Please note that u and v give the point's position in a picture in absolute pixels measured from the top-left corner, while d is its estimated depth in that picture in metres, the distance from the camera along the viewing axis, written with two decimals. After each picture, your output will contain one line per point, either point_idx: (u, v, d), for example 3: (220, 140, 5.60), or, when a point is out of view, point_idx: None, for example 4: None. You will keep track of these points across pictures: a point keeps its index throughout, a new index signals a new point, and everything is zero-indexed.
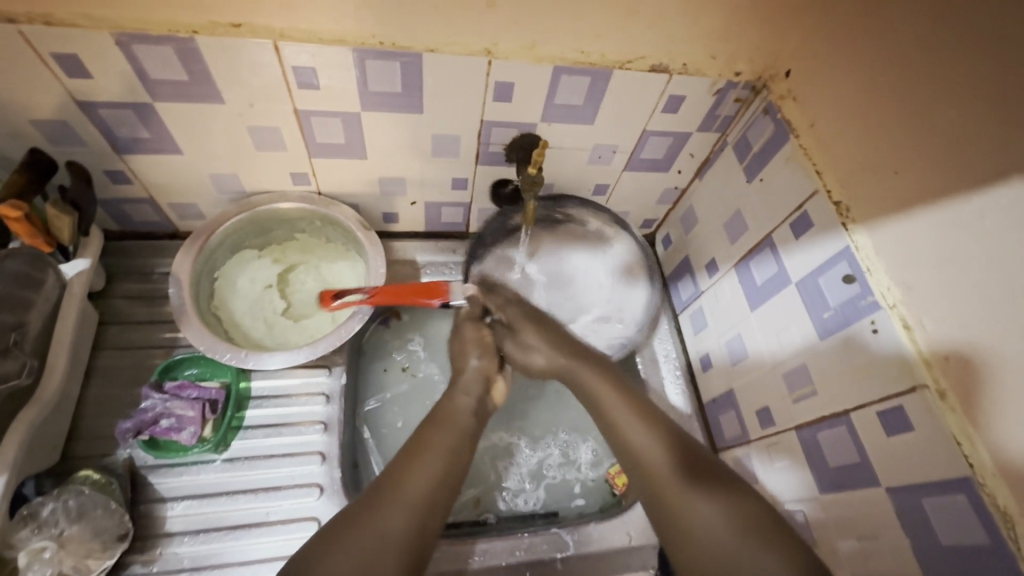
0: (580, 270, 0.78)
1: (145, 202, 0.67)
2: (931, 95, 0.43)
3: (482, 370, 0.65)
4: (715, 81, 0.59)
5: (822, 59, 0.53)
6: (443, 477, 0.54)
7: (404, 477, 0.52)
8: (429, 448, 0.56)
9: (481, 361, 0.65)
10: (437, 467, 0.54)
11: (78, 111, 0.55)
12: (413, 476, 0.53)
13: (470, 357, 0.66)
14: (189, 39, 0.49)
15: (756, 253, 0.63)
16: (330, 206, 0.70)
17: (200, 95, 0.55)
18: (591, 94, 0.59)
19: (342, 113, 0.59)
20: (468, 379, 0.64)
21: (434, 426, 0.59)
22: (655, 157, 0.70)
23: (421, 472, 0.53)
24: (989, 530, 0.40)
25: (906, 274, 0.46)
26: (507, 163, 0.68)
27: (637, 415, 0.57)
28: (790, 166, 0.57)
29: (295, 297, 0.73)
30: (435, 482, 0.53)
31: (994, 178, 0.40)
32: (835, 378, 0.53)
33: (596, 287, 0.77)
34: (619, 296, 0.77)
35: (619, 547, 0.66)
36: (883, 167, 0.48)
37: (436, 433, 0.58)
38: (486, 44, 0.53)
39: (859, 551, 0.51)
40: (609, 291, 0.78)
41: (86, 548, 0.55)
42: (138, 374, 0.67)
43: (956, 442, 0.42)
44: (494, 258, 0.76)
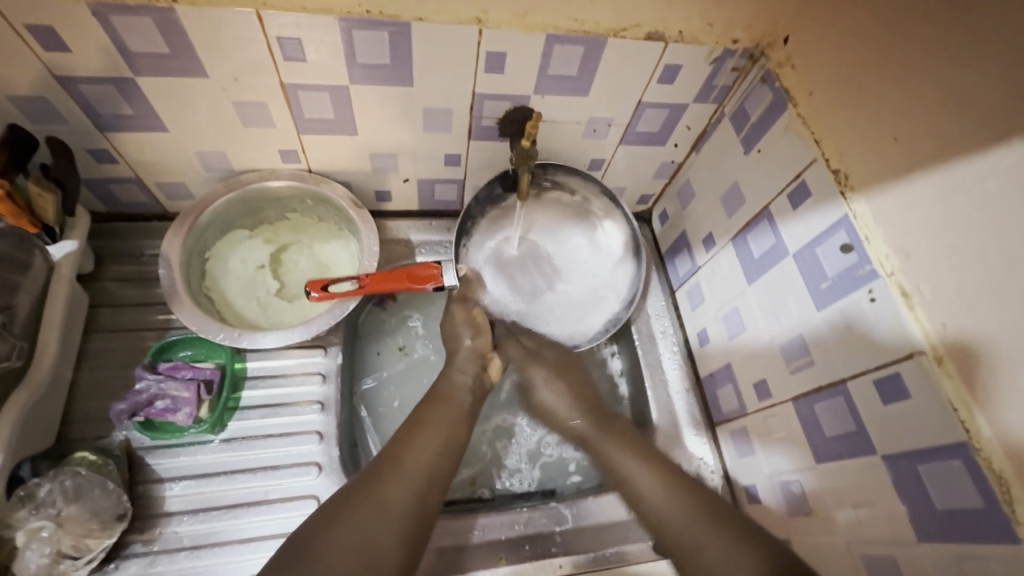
0: (565, 245, 0.77)
1: (132, 182, 0.66)
2: (931, 56, 0.42)
3: (476, 349, 0.66)
4: (711, 49, 0.58)
5: (820, 23, 0.52)
6: (440, 454, 0.56)
7: (402, 454, 0.54)
8: (428, 427, 0.58)
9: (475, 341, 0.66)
10: (435, 443, 0.57)
11: (58, 86, 0.53)
12: (412, 453, 0.55)
13: (462, 338, 0.66)
14: (168, 9, 0.47)
15: (753, 226, 0.63)
16: (321, 184, 0.69)
17: (183, 70, 0.53)
18: (585, 64, 0.58)
19: (330, 86, 0.57)
20: (464, 358, 0.65)
21: (437, 406, 0.61)
22: (651, 130, 0.69)
23: (421, 450, 0.55)
24: (985, 494, 0.40)
25: (904, 241, 0.45)
26: (501, 137, 0.67)
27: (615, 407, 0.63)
28: (788, 135, 0.56)
29: (288, 277, 0.72)
30: (432, 459, 0.55)
31: (994, 140, 0.39)
32: (833, 348, 0.53)
33: (581, 263, 0.77)
34: (603, 276, 0.77)
35: (617, 520, 0.66)
36: (882, 133, 0.47)
37: (434, 413, 0.60)
38: (476, 12, 0.51)
39: (854, 519, 0.51)
40: (596, 267, 0.77)
41: (85, 527, 0.55)
42: (131, 356, 0.67)
43: (952, 408, 0.42)
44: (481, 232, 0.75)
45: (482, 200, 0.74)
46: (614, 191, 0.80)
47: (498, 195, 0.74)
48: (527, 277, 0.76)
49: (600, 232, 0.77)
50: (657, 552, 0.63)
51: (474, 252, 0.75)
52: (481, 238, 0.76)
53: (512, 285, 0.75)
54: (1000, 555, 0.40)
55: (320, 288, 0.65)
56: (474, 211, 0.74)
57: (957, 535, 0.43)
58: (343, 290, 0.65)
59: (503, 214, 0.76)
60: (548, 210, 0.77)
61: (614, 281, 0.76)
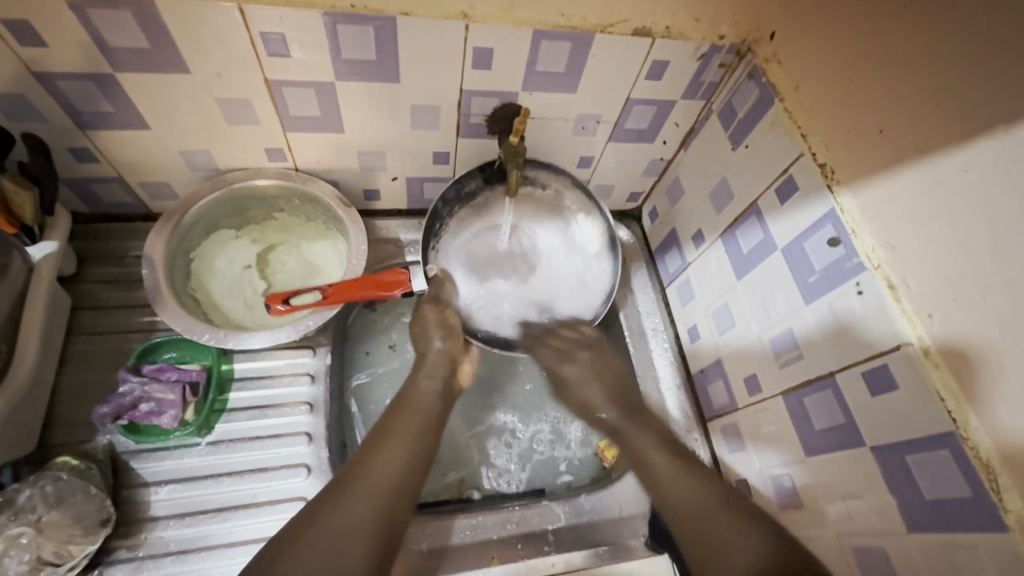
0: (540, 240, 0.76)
1: (114, 182, 0.65)
2: (915, 50, 0.43)
3: (448, 351, 0.65)
4: (699, 45, 0.58)
5: (806, 18, 0.52)
6: (410, 462, 0.54)
7: (367, 465, 0.52)
8: (391, 437, 0.55)
9: (444, 343, 0.65)
10: (401, 452, 0.54)
11: (35, 83, 0.52)
12: (376, 463, 0.52)
13: (433, 339, 0.66)
14: (148, 3, 0.47)
15: (741, 222, 0.63)
16: (308, 183, 0.68)
17: (164, 65, 0.52)
18: (572, 61, 0.58)
19: (315, 83, 0.56)
20: (433, 360, 0.64)
21: (405, 409, 0.59)
22: (640, 127, 0.69)
23: (384, 458, 0.53)
24: (972, 483, 0.41)
25: (890, 233, 0.46)
26: (489, 135, 0.66)
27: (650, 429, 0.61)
28: (775, 131, 0.56)
29: (275, 277, 0.71)
30: (403, 470, 0.53)
31: (976, 132, 0.39)
32: (822, 342, 0.53)
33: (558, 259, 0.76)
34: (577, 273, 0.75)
35: (610, 517, 0.66)
36: (867, 126, 0.47)
37: (399, 420, 0.57)
38: (461, 7, 0.51)
39: (845, 513, 0.52)
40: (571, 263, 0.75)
41: (66, 533, 0.54)
42: (115, 359, 0.66)
43: (939, 398, 0.42)
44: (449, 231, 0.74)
45: (458, 197, 0.72)
46: (603, 189, 0.80)
47: (475, 191, 0.73)
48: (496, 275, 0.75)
49: (577, 229, 0.76)
50: (651, 548, 0.64)
51: (448, 249, 0.74)
52: (456, 235, 0.75)
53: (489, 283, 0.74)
54: (988, 543, 0.40)
55: (281, 301, 0.64)
56: (450, 207, 0.73)
57: (945, 525, 0.43)
58: (303, 305, 0.64)
59: (480, 213, 0.75)
60: (525, 209, 0.76)
61: (596, 277, 0.75)
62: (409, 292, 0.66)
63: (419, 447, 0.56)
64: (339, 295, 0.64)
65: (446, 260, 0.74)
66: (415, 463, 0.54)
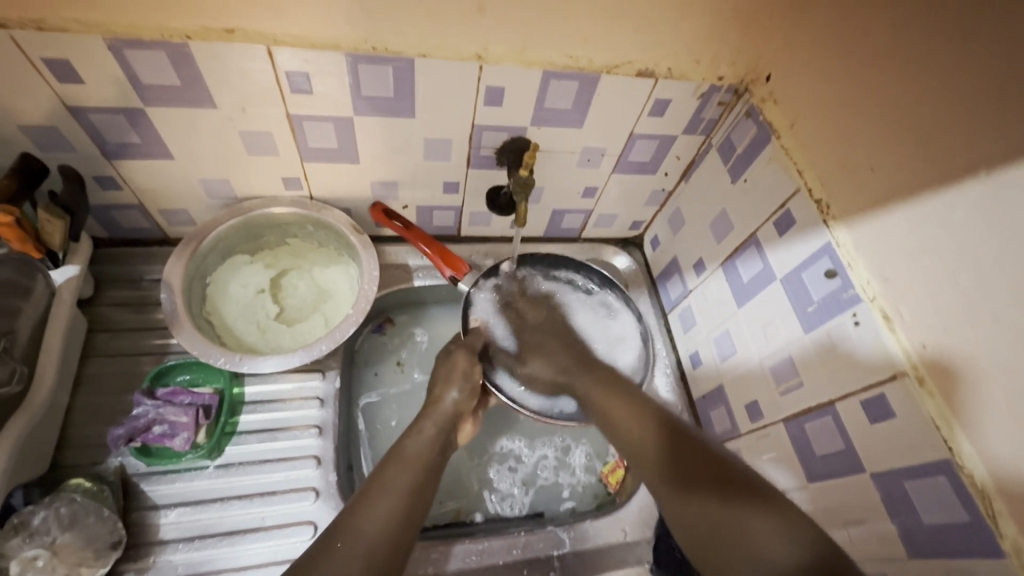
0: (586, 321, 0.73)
1: (135, 208, 0.67)
2: (901, 96, 0.46)
3: (456, 406, 0.63)
4: (699, 84, 0.61)
5: (799, 62, 0.55)
6: (402, 520, 0.49)
7: (357, 519, 0.48)
8: (387, 485, 0.52)
9: (461, 396, 0.64)
10: (393, 506, 0.50)
11: (68, 116, 0.55)
12: (365, 515, 0.48)
13: (451, 388, 0.64)
14: (182, 44, 0.49)
15: (741, 252, 0.65)
16: (322, 210, 0.70)
17: (192, 101, 0.55)
18: (579, 98, 0.61)
19: (334, 117, 0.59)
20: (439, 413, 0.62)
21: (406, 459, 0.55)
22: (642, 160, 0.72)
23: (375, 511, 0.49)
24: (969, 509, 0.42)
25: (884, 267, 0.48)
26: (498, 166, 0.69)
27: (628, 407, 0.56)
28: (771, 167, 0.59)
29: (287, 301, 0.73)
30: (399, 522, 0.49)
31: (960, 174, 0.42)
32: (821, 370, 0.55)
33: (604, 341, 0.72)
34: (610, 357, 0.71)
35: (615, 542, 0.67)
36: (859, 166, 0.50)
37: (394, 473, 0.53)
38: (476, 49, 0.54)
39: (847, 539, 0.53)
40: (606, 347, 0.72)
41: (79, 556, 0.55)
42: (128, 381, 0.67)
43: (934, 425, 0.44)
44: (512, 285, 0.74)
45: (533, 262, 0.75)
46: (606, 218, 0.82)
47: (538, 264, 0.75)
48: None
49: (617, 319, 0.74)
50: (657, 574, 0.64)
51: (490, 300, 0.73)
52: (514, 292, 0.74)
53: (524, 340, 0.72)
54: (985, 569, 0.41)
55: (380, 212, 0.71)
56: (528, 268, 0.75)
57: (945, 550, 0.44)
58: (396, 224, 0.70)
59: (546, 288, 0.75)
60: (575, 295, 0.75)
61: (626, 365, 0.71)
62: (455, 280, 0.72)
63: (414, 498, 0.52)
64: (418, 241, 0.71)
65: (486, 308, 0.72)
66: (408, 518, 0.50)
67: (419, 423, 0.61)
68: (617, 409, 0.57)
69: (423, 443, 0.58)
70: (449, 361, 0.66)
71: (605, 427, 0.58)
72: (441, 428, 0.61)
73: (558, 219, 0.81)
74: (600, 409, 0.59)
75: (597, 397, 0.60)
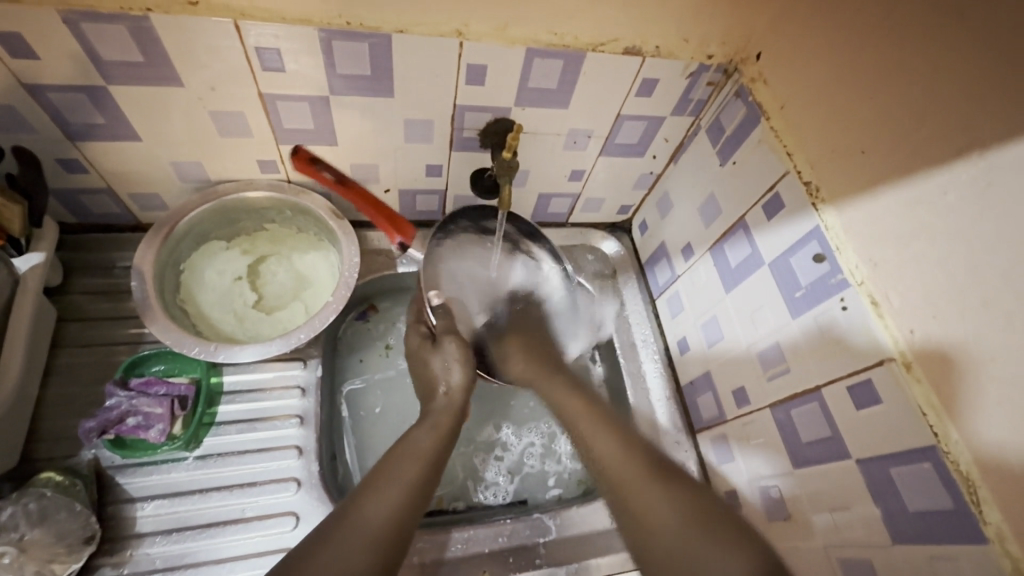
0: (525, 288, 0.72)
1: (104, 192, 0.64)
2: (895, 73, 0.44)
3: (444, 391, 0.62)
4: (688, 63, 0.59)
5: (790, 40, 0.54)
6: (408, 509, 0.49)
7: (364, 509, 0.47)
8: (386, 474, 0.51)
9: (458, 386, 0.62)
10: (400, 496, 0.49)
11: (26, 95, 0.52)
12: (373, 505, 0.47)
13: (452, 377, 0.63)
14: (143, 18, 0.47)
15: (729, 236, 0.64)
16: (300, 194, 0.68)
17: (157, 78, 0.52)
18: (564, 78, 0.59)
19: (309, 97, 0.57)
20: (437, 402, 0.61)
21: (413, 455, 0.54)
22: (630, 142, 0.70)
23: (381, 500, 0.48)
24: (953, 495, 0.42)
25: (873, 251, 0.47)
26: (481, 148, 0.67)
27: (597, 424, 0.56)
28: (761, 149, 0.58)
29: (265, 289, 0.71)
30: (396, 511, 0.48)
31: (953, 156, 0.41)
32: (808, 355, 0.54)
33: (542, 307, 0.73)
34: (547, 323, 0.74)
35: (601, 529, 0.66)
36: (849, 148, 0.49)
37: (401, 464, 0.52)
38: (456, 24, 0.52)
39: (831, 523, 0.52)
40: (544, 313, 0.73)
41: (49, 551, 0.53)
42: (102, 372, 0.65)
43: (921, 412, 0.43)
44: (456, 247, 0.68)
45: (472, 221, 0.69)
46: (593, 202, 0.80)
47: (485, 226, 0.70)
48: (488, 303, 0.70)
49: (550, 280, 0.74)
50: None
51: (447, 273, 0.67)
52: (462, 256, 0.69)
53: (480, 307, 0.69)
54: (968, 554, 0.41)
55: (307, 163, 0.64)
56: (462, 228, 0.69)
57: (929, 537, 0.44)
58: (326, 176, 0.65)
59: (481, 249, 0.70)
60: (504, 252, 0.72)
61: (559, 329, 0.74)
62: (405, 246, 0.69)
63: (419, 488, 0.51)
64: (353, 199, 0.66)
65: (445, 285, 0.66)
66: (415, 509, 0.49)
67: (435, 417, 0.59)
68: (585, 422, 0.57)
69: (438, 437, 0.57)
70: (439, 351, 0.63)
71: (578, 442, 0.56)
72: (456, 419, 0.60)
73: (545, 203, 0.79)
74: (574, 424, 0.58)
75: (571, 407, 0.60)
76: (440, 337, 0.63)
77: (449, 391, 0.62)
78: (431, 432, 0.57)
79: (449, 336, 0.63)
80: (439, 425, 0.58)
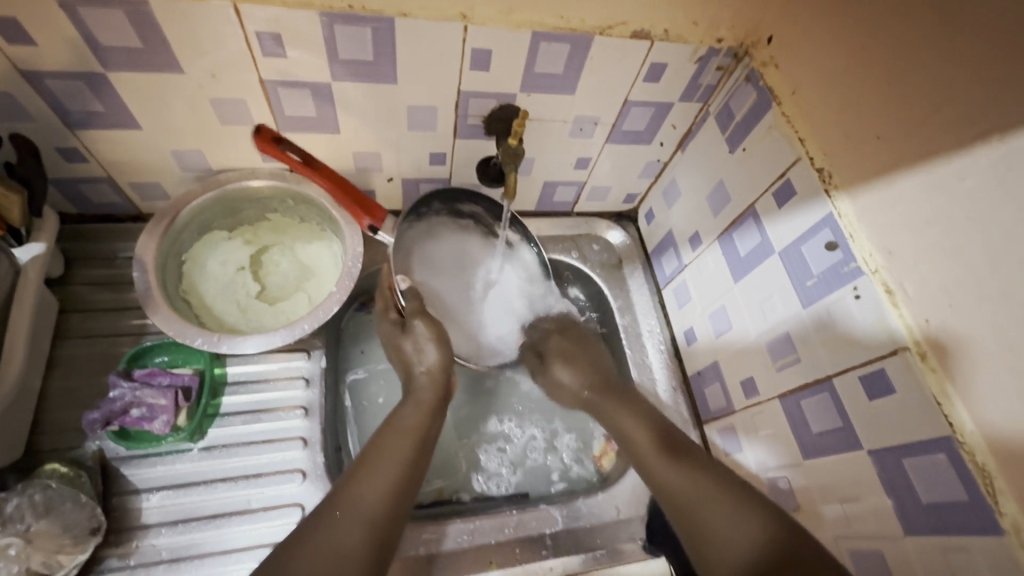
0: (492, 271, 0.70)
1: (104, 182, 0.64)
2: (912, 56, 0.43)
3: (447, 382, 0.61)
4: (697, 47, 0.58)
5: (803, 22, 0.52)
6: (401, 485, 0.50)
7: (355, 490, 0.48)
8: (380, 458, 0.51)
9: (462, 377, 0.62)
10: (392, 474, 0.50)
11: (23, 82, 0.51)
12: (364, 485, 0.48)
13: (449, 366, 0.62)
14: (140, 1, 0.46)
15: (739, 224, 0.63)
16: (302, 183, 0.67)
17: (156, 65, 0.51)
18: (571, 63, 0.57)
19: (311, 83, 0.56)
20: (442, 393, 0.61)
21: (413, 429, 0.55)
22: (637, 129, 0.68)
23: (370, 486, 0.48)
24: (968, 487, 0.41)
25: (887, 239, 0.46)
26: (486, 136, 0.66)
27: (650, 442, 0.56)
28: (772, 134, 0.57)
29: (268, 279, 0.70)
30: (385, 505, 0.48)
31: (973, 140, 0.40)
32: (819, 345, 0.53)
33: (508, 289, 0.71)
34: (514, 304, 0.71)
35: (607, 520, 0.66)
36: (863, 133, 0.47)
37: (390, 440, 0.53)
38: (460, 8, 0.51)
39: (842, 514, 0.52)
40: (510, 294, 0.71)
41: (55, 543, 0.53)
42: (105, 363, 0.64)
43: (936, 402, 0.43)
44: (426, 228, 0.67)
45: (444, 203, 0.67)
46: (599, 190, 0.79)
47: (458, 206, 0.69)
48: (456, 285, 0.68)
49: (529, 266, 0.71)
50: (648, 551, 0.64)
51: (421, 255, 0.67)
52: (430, 238, 0.68)
53: (448, 287, 0.68)
54: (983, 546, 0.41)
55: (269, 142, 0.60)
56: (435, 210, 0.68)
57: (942, 529, 0.44)
58: (291, 155, 0.60)
59: (451, 232, 0.69)
60: (477, 235, 0.71)
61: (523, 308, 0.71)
62: (375, 230, 0.65)
63: (410, 474, 0.52)
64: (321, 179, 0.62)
65: (420, 268, 0.66)
66: (406, 487, 0.50)
67: (418, 394, 0.60)
68: (624, 420, 0.60)
69: (422, 413, 0.58)
70: (410, 334, 0.61)
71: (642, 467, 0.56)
72: (440, 394, 0.60)
73: (550, 192, 0.78)
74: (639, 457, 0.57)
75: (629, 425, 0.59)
76: (409, 321, 0.61)
77: (428, 370, 0.61)
78: (414, 409, 0.58)
79: (418, 318, 0.60)
80: (423, 402, 0.59)
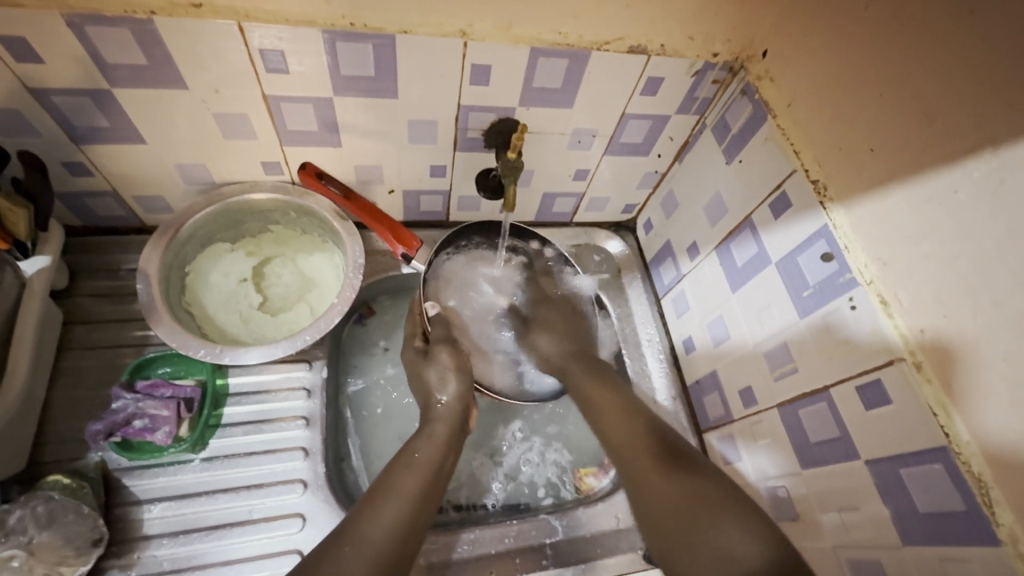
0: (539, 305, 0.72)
1: (108, 195, 0.64)
2: (904, 70, 0.44)
3: (459, 400, 0.62)
4: (693, 62, 0.59)
5: (797, 37, 0.53)
6: (409, 522, 0.49)
7: (365, 524, 0.47)
8: (393, 487, 0.51)
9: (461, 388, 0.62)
10: (399, 508, 0.50)
11: (30, 99, 0.52)
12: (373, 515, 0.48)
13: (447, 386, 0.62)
14: (147, 20, 0.47)
15: (735, 235, 0.64)
16: (305, 196, 0.68)
17: (162, 81, 0.52)
18: (569, 76, 0.58)
19: (313, 98, 0.56)
20: (449, 410, 0.61)
21: (426, 459, 0.56)
22: (635, 141, 0.69)
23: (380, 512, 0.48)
24: (965, 497, 0.41)
25: (882, 250, 0.47)
26: (485, 148, 0.66)
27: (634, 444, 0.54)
28: (767, 147, 0.57)
29: (270, 291, 0.71)
30: (399, 530, 0.48)
31: (965, 153, 0.40)
32: (816, 355, 0.54)
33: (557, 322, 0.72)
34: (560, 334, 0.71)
35: (607, 529, 0.66)
36: (857, 145, 0.48)
37: (400, 477, 0.53)
38: (460, 25, 0.52)
39: (840, 523, 0.52)
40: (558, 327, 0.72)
41: (58, 555, 0.53)
42: (108, 374, 0.65)
43: (932, 412, 0.43)
44: (471, 260, 0.72)
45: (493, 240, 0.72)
46: (598, 201, 0.80)
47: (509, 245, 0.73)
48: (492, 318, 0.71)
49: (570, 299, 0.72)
50: (648, 560, 0.64)
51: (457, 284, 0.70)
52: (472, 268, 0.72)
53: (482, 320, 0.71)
54: (982, 556, 0.41)
55: (314, 176, 0.65)
56: (478, 244, 0.72)
57: (940, 539, 0.44)
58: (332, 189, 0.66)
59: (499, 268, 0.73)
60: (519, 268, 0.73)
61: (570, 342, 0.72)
62: (408, 258, 0.68)
63: (423, 501, 0.52)
64: (358, 210, 0.67)
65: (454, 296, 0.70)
66: (414, 521, 0.50)
67: (431, 427, 0.59)
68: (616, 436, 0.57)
69: (434, 448, 0.57)
70: (433, 362, 0.63)
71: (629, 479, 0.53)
72: (453, 429, 0.60)
73: (549, 203, 0.79)
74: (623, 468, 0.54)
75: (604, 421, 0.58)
76: (433, 347, 0.64)
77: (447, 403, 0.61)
78: (428, 441, 0.58)
79: (441, 345, 0.63)
80: (435, 435, 0.58)
